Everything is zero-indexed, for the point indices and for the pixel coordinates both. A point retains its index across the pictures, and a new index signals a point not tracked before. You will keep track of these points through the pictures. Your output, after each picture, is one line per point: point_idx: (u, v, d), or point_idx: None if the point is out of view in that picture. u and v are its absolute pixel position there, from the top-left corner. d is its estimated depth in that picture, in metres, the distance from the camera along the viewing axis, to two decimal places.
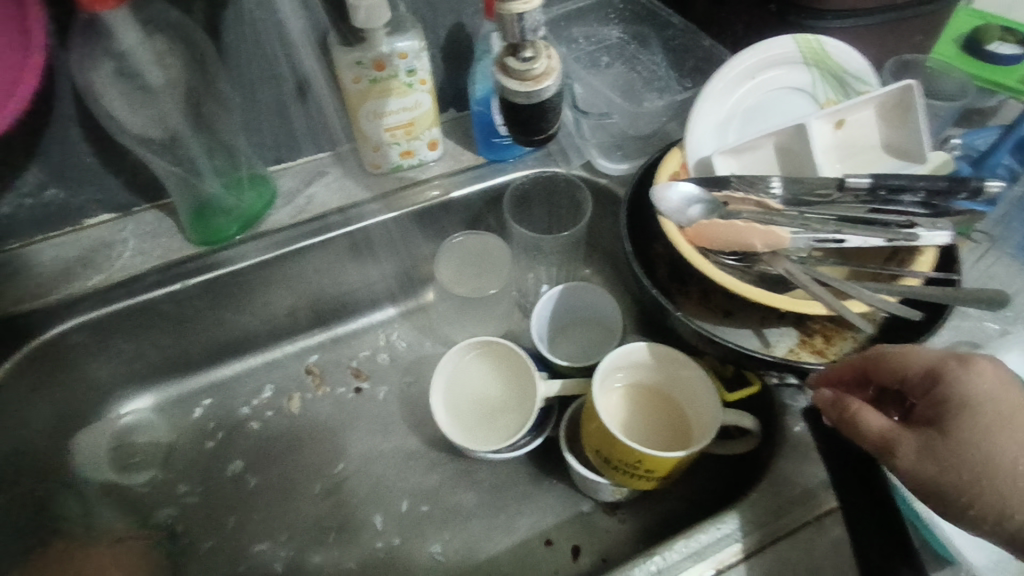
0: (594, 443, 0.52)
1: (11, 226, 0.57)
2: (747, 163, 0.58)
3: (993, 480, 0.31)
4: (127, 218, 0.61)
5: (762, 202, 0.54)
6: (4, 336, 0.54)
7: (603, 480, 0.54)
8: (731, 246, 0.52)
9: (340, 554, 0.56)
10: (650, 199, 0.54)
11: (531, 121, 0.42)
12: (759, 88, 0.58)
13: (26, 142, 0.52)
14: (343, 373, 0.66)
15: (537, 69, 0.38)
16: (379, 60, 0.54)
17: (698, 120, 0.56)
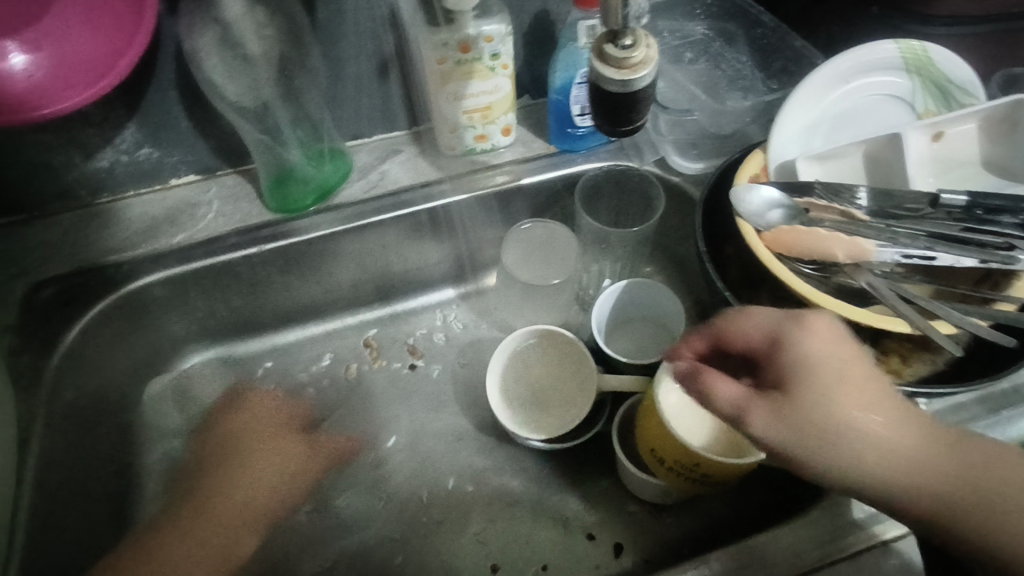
0: (651, 441, 0.52)
1: (105, 180, 0.60)
2: (832, 170, 0.56)
3: (828, 438, 0.35)
4: (211, 181, 0.63)
5: (846, 212, 0.52)
6: (94, 284, 0.58)
7: (655, 480, 0.53)
8: (811, 254, 0.51)
9: (386, 524, 0.57)
10: (729, 200, 0.53)
11: (621, 110, 0.43)
12: (853, 93, 0.56)
13: (128, 101, 0.55)
14: (400, 348, 0.67)
15: (635, 58, 0.40)
16: (465, 43, 0.55)
17: (788, 122, 0.54)
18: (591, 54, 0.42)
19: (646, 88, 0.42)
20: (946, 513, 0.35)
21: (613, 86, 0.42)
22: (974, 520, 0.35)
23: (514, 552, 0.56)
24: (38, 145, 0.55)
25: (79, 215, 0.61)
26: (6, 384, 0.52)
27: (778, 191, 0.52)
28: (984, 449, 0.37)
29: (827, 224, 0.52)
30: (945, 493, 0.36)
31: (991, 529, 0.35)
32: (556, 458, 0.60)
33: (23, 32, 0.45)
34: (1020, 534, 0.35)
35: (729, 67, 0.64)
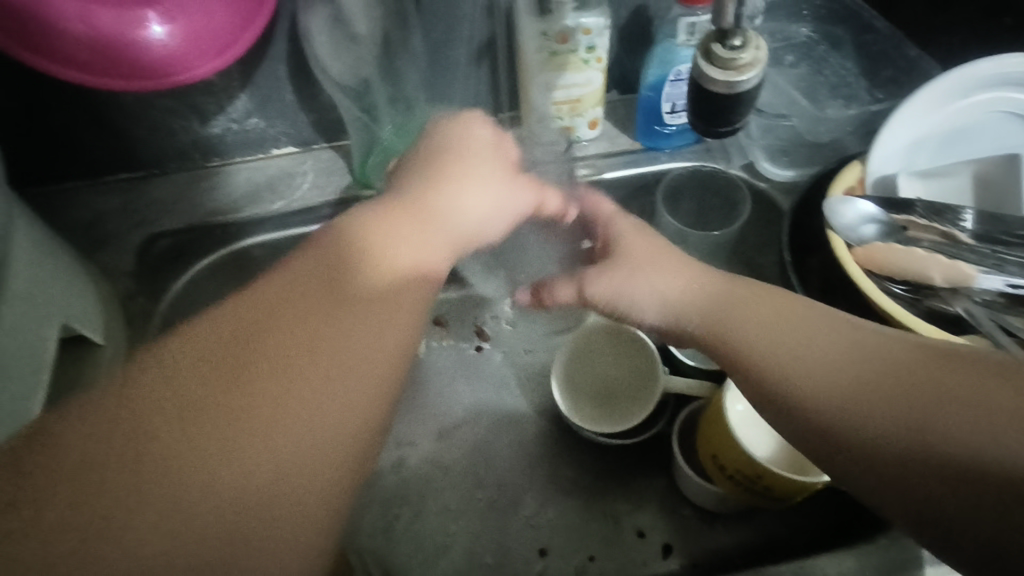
0: (713, 447, 0.51)
1: (215, 145, 0.64)
2: (935, 189, 0.53)
3: (619, 276, 0.48)
4: (308, 154, 0.67)
5: (948, 234, 0.50)
6: (202, 240, 0.63)
7: (712, 486, 0.53)
8: (904, 273, 0.49)
9: (442, 495, 0.60)
10: (821, 210, 0.51)
11: (721, 112, 0.46)
12: (968, 109, 0.52)
13: (244, 73, 0.59)
14: (468, 329, 0.67)
15: (741, 60, 0.42)
16: (564, 34, 0.55)
17: (891, 136, 0.52)
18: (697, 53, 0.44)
19: (750, 88, 0.44)
20: (817, 397, 0.36)
21: (716, 86, 0.44)
22: (848, 409, 0.34)
23: (564, 538, 0.57)
24: (162, 108, 0.60)
25: (189, 175, 0.66)
26: (122, 322, 0.57)
27: (876, 206, 0.50)
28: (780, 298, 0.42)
29: (925, 245, 0.49)
30: (780, 357, 0.38)
31: (861, 412, 0.34)
32: (612, 453, 0.60)
33: (160, 2, 0.49)
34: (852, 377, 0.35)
35: (830, 73, 0.62)
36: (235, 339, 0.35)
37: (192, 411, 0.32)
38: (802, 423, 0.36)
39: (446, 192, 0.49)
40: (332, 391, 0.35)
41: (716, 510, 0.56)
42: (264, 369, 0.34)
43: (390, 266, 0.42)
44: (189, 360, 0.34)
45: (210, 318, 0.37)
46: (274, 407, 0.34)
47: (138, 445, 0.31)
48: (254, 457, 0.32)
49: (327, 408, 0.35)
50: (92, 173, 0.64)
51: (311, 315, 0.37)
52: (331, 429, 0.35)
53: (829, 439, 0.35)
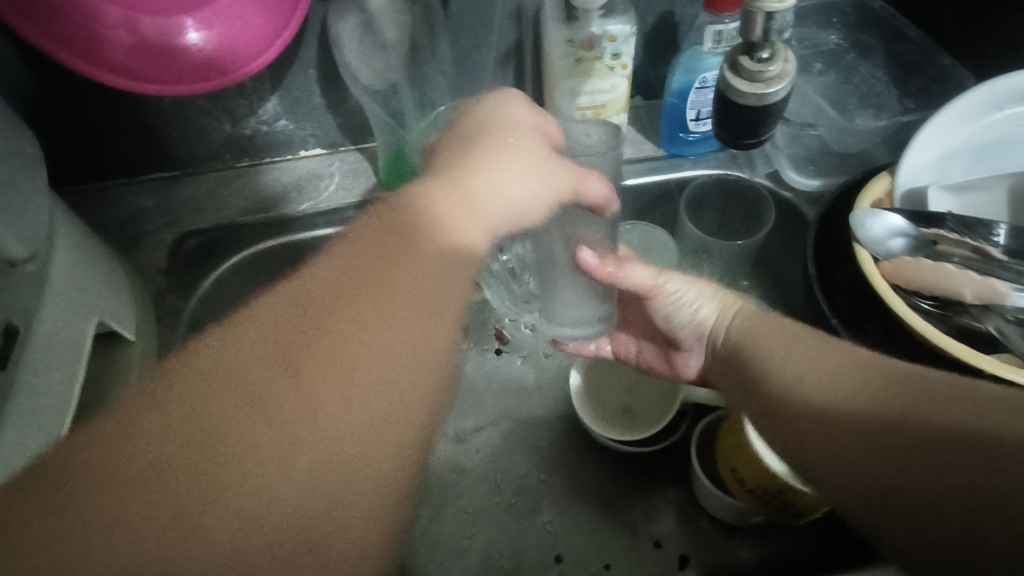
0: (732, 460, 0.51)
1: (246, 146, 0.66)
2: (967, 204, 0.52)
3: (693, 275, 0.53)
4: (334, 155, 0.68)
5: (980, 249, 0.49)
6: (231, 240, 0.64)
7: (730, 499, 0.53)
8: (932, 289, 0.48)
9: (461, 497, 0.60)
10: (849, 222, 0.50)
11: (749, 123, 0.45)
12: (1003, 121, 0.51)
13: (274, 77, 0.60)
14: (488, 332, 0.68)
15: (770, 72, 0.42)
16: (589, 41, 0.56)
17: (921, 148, 0.51)
18: (724, 64, 0.44)
19: (778, 100, 0.44)
20: (807, 421, 0.37)
21: (745, 98, 0.44)
22: (832, 433, 0.36)
23: (580, 545, 0.57)
24: (195, 111, 0.61)
25: (220, 176, 0.67)
26: (153, 319, 0.59)
27: (904, 220, 0.50)
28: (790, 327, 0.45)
29: (956, 260, 0.49)
30: (780, 376, 0.40)
31: (848, 438, 0.35)
32: (630, 460, 0.60)
33: (199, 10, 0.50)
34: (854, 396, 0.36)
35: (860, 81, 0.61)
36: (269, 352, 0.35)
37: (234, 432, 0.33)
38: (790, 444, 0.38)
39: (477, 169, 0.45)
40: (372, 393, 0.35)
41: (734, 522, 0.55)
42: (300, 383, 0.34)
43: (426, 254, 0.40)
44: (242, 377, 0.34)
45: (245, 327, 0.36)
46: (306, 432, 0.33)
47: (183, 454, 0.32)
48: (296, 458, 0.33)
49: (373, 408, 0.35)
50: (127, 172, 0.66)
51: (335, 330, 0.36)
52: (371, 431, 0.34)
53: (812, 461, 0.36)
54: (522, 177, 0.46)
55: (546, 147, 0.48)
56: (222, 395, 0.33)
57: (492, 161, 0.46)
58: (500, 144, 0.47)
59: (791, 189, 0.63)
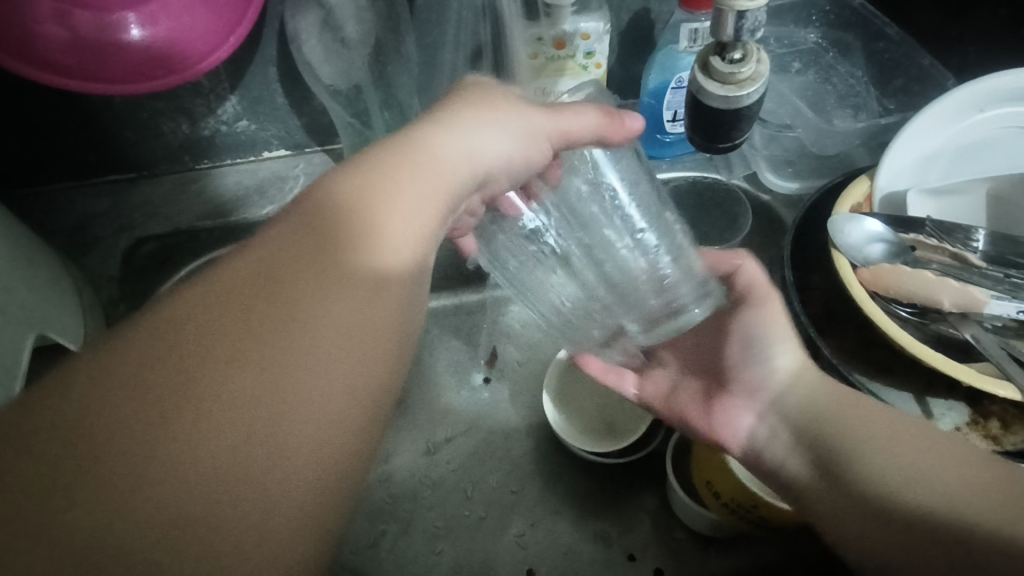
0: (706, 473, 0.50)
1: (205, 147, 0.63)
2: (945, 208, 0.51)
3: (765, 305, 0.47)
4: (300, 157, 0.66)
5: (959, 255, 0.48)
6: (189, 245, 0.61)
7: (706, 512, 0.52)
8: (911, 298, 0.47)
9: (431, 511, 0.58)
10: (827, 226, 0.49)
11: (721, 126, 0.44)
12: (981, 124, 0.50)
13: (233, 75, 0.58)
14: (461, 339, 0.66)
15: (741, 74, 0.41)
16: (560, 39, 0.54)
17: (899, 151, 0.50)
18: (695, 66, 0.43)
19: (755, 99, 0.42)
20: (870, 489, 0.37)
21: (721, 100, 0.42)
22: (928, 510, 0.35)
23: (554, 559, 0.56)
24: (150, 111, 0.59)
25: (179, 178, 0.64)
26: (105, 331, 0.56)
27: (884, 225, 0.48)
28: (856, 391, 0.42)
29: (934, 267, 0.48)
30: (879, 469, 0.37)
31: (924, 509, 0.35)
32: (605, 470, 0.58)
33: (145, 4, 0.48)
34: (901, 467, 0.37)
35: (839, 81, 0.60)
36: (260, 286, 0.30)
37: (192, 377, 0.27)
38: (890, 530, 0.36)
39: (474, 114, 0.40)
40: (330, 342, 0.30)
41: (709, 534, 0.54)
42: (200, 387, 0.27)
43: (345, 243, 0.32)
44: (127, 372, 0.27)
45: (199, 289, 0.30)
46: (268, 385, 0.28)
47: (129, 426, 0.26)
48: (300, 294, 0.30)
49: (308, 414, 0.28)
50: (81, 175, 0.63)
51: (315, 240, 0.32)
52: (347, 318, 0.31)
53: (913, 541, 0.35)
54: (510, 117, 0.41)
55: (559, 138, 0.43)
56: (252, 390, 0.28)
57: (481, 105, 0.41)
58: (499, 96, 0.42)
59: (770, 191, 0.61)
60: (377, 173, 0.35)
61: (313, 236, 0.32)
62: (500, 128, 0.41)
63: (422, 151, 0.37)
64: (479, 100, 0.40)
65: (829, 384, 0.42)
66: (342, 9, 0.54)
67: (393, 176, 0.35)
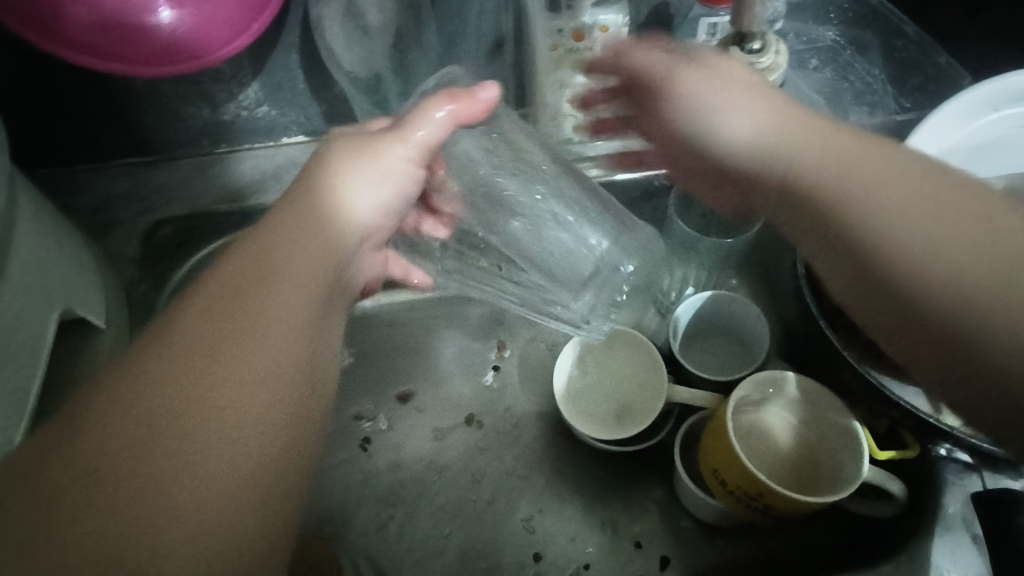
0: (713, 462, 0.50)
1: (226, 132, 0.64)
2: None
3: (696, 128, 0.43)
4: (318, 143, 0.66)
5: None
6: (208, 227, 0.62)
7: (712, 502, 0.52)
8: None
9: (441, 494, 0.59)
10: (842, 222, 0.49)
11: None
12: (997, 122, 0.50)
13: (255, 60, 0.59)
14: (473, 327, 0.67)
15: (762, 63, 0.43)
16: (579, 31, 0.54)
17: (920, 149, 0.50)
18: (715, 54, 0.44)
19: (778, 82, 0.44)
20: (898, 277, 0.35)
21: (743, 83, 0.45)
22: (941, 277, 0.34)
23: (562, 545, 0.56)
24: (173, 94, 0.60)
25: (198, 161, 0.65)
26: (125, 310, 0.57)
27: None
28: (881, 153, 0.38)
29: None
30: (863, 224, 0.36)
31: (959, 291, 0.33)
32: (613, 459, 0.59)
33: None
34: (904, 229, 0.35)
35: (856, 79, 0.59)
36: (200, 338, 0.34)
37: (206, 364, 0.34)
38: (861, 285, 0.37)
39: (372, 150, 0.44)
40: (256, 345, 0.35)
41: (715, 523, 0.55)
42: (177, 431, 0.32)
43: (252, 297, 0.37)
44: (119, 436, 0.31)
45: (136, 357, 0.34)
46: (195, 406, 0.32)
47: (121, 459, 0.30)
48: (254, 326, 0.36)
49: (237, 418, 0.33)
50: (103, 157, 0.64)
51: (247, 271, 0.38)
52: (272, 319, 0.36)
53: (893, 316, 0.36)
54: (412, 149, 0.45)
55: (420, 154, 0.45)
56: (155, 433, 0.31)
57: (397, 132, 0.44)
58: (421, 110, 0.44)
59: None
60: (288, 222, 0.41)
61: (246, 258, 0.38)
62: (384, 146, 0.44)
63: (351, 185, 0.44)
64: (364, 142, 0.45)
65: (773, 91, 0.42)
66: None
67: (317, 214, 0.42)
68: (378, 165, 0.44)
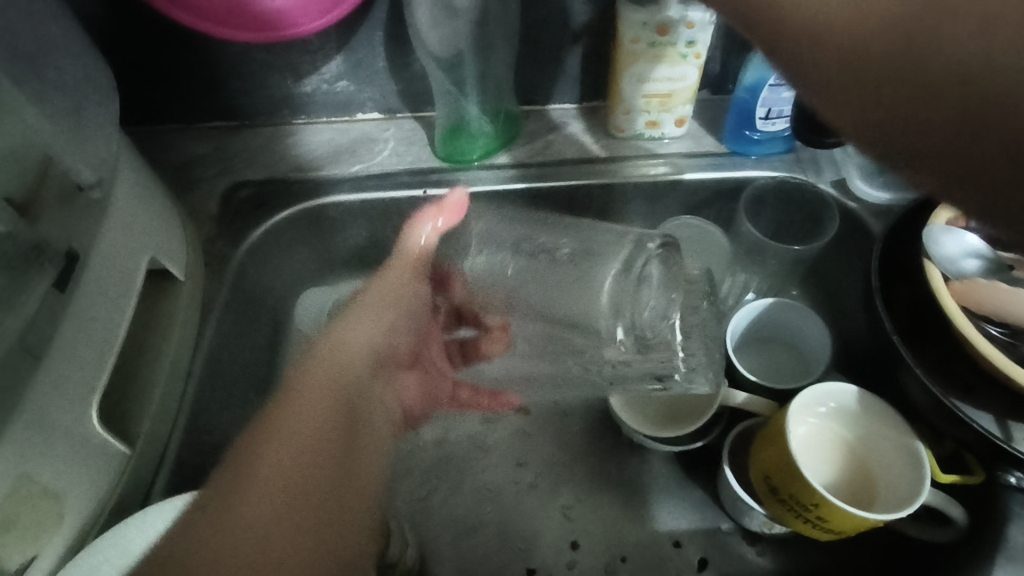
0: (765, 468, 0.50)
1: (306, 103, 0.66)
2: None
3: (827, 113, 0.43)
4: (391, 121, 0.68)
5: None
6: (283, 193, 0.65)
7: (759, 508, 0.52)
8: (1001, 314, 0.46)
9: (484, 473, 0.60)
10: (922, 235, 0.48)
11: None
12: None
13: (342, 36, 0.60)
14: None
15: None
16: (664, 26, 0.54)
17: None
18: None
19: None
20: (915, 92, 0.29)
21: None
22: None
23: (600, 535, 0.57)
24: (261, 63, 0.62)
25: (277, 131, 0.68)
26: (201, 264, 0.60)
27: (981, 240, 0.47)
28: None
29: None
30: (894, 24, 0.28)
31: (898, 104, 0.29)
32: (657, 456, 0.59)
33: None
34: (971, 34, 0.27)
35: None
36: (254, 461, 0.44)
37: (269, 437, 0.46)
38: (884, 63, 0.29)
39: (406, 277, 0.55)
40: (302, 427, 0.46)
41: (759, 531, 0.54)
42: (252, 494, 0.42)
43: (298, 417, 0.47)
44: (245, 518, 0.41)
45: (258, 462, 0.44)
46: (217, 530, 0.40)
47: (251, 524, 0.41)
48: (304, 437, 0.46)
49: (292, 476, 0.44)
50: (188, 119, 0.67)
51: (295, 403, 0.48)
52: (303, 433, 0.46)
53: (884, 76, 0.29)
54: (407, 292, 0.55)
55: (410, 269, 0.55)
56: (276, 463, 0.44)
57: (402, 259, 0.55)
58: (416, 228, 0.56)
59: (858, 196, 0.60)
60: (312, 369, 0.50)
61: (295, 391, 0.49)
62: (414, 288, 0.55)
63: (403, 296, 0.55)
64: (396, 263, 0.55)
65: None
66: None
67: (345, 339, 0.52)
68: (413, 304, 0.55)
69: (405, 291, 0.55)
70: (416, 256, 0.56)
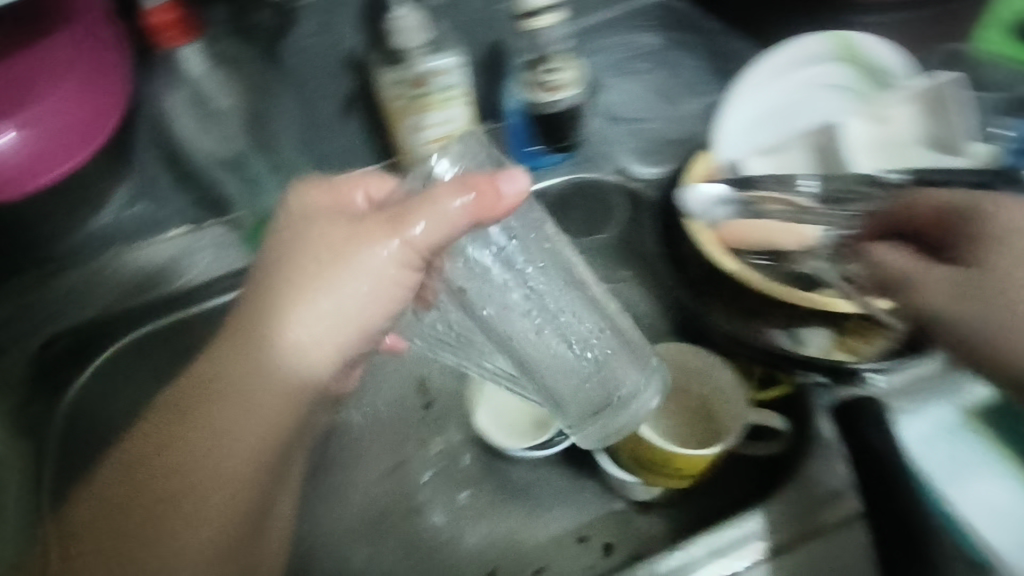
0: (622, 443, 0.54)
1: (103, 237, 0.63)
2: (782, 163, 0.58)
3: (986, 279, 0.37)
4: (197, 231, 0.65)
5: (796, 202, 0.52)
6: (94, 335, 0.61)
7: (634, 480, 0.55)
8: (760, 245, 0.53)
9: (386, 543, 0.59)
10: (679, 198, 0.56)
11: (551, 130, 0.64)
12: (791, 85, 0.59)
13: (118, 162, 0.60)
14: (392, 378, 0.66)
15: (556, 81, 0.61)
16: (418, 78, 0.59)
17: (731, 117, 0.59)
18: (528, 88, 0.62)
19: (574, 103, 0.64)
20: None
21: (549, 105, 0.62)
22: None
23: (511, 558, 0.58)
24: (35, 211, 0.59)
25: (75, 275, 0.63)
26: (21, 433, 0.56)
27: (724, 187, 0.54)
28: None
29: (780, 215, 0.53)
30: None
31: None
32: (543, 464, 0.61)
33: (13, 110, 0.50)
34: None
35: (673, 73, 0.69)
36: (163, 499, 0.40)
37: (170, 471, 0.40)
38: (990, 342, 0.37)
39: (345, 278, 0.40)
40: (210, 464, 0.40)
41: (648, 500, 0.57)
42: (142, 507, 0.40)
43: (200, 420, 0.41)
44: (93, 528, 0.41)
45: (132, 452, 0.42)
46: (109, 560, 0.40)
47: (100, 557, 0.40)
48: (218, 479, 0.40)
49: (201, 526, 0.39)
50: None
51: (194, 429, 0.41)
52: (213, 482, 0.40)
53: None
54: (368, 299, 0.40)
55: (331, 326, 0.40)
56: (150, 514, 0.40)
57: (332, 268, 0.40)
58: (352, 249, 0.40)
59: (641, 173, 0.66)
60: (229, 372, 0.40)
61: (192, 404, 0.41)
62: (358, 294, 0.40)
63: (292, 323, 0.40)
64: (348, 242, 0.40)
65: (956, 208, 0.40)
66: (207, 84, 0.58)
67: (254, 358, 0.40)
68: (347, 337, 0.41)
69: (304, 328, 0.40)
70: (359, 263, 0.39)
